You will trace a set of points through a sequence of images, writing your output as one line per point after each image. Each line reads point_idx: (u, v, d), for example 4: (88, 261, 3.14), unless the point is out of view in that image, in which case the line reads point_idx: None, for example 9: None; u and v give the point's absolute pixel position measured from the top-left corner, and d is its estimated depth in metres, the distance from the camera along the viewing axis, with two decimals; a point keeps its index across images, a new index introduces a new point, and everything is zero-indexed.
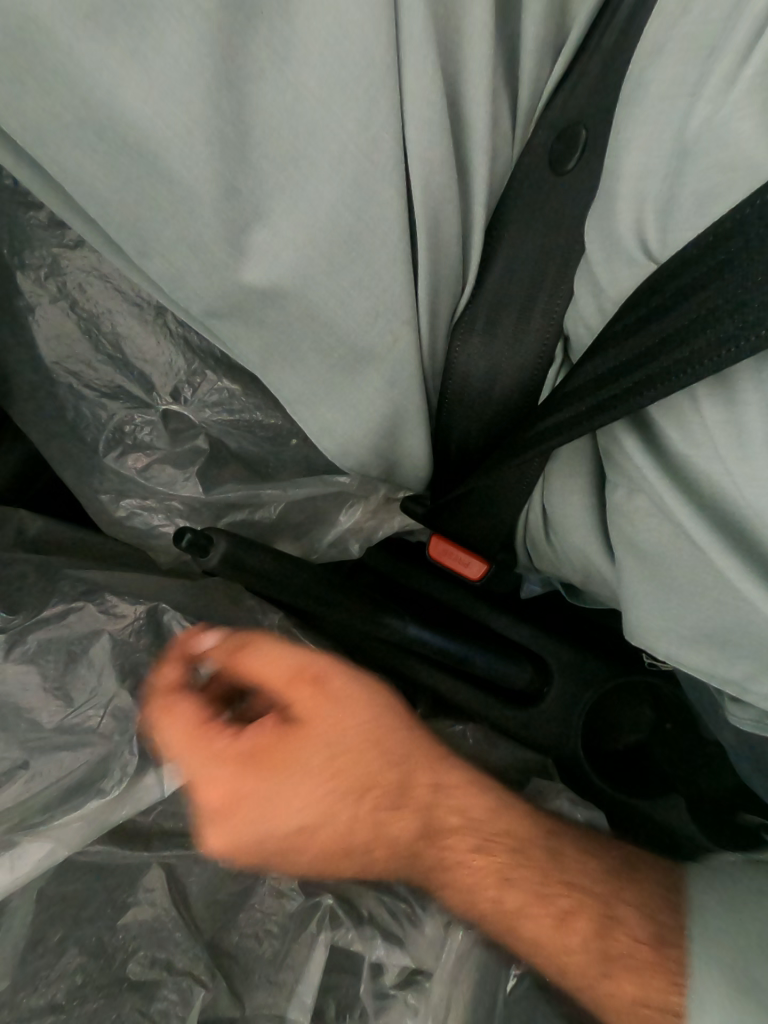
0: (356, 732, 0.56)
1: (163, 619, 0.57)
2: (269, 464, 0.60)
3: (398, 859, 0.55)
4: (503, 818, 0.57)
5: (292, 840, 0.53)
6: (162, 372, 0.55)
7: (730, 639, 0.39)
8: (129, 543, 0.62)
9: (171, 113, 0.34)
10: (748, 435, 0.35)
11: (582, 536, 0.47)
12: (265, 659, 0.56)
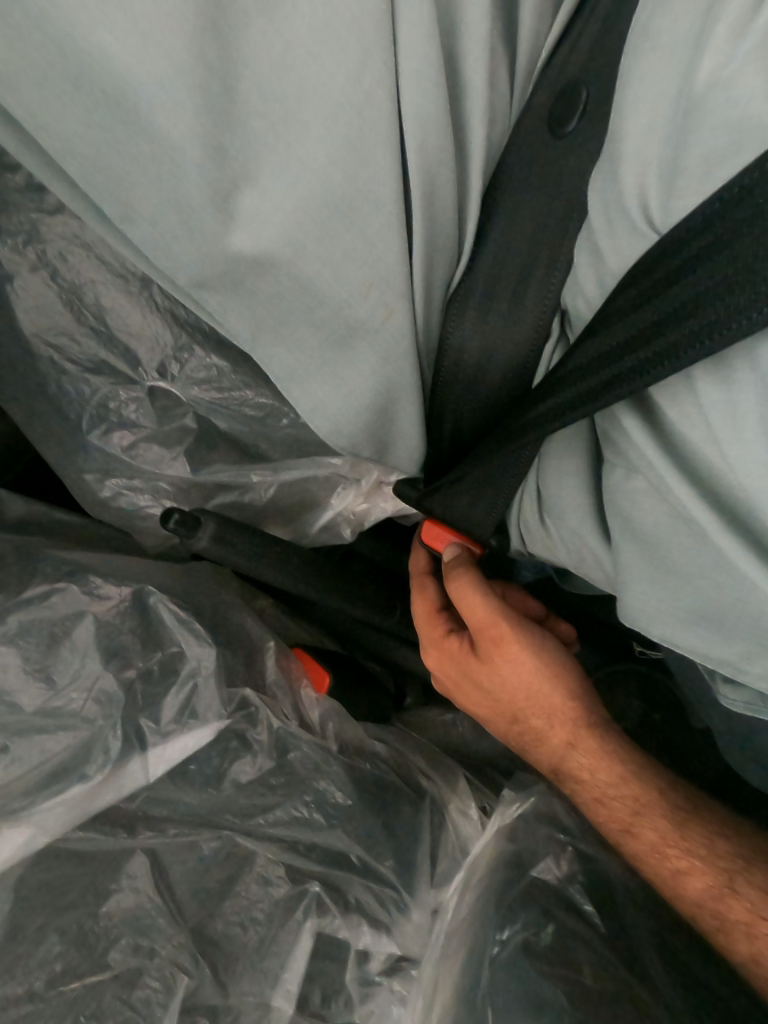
0: (542, 680, 0.56)
1: (148, 601, 0.55)
2: (259, 445, 0.59)
3: (544, 762, 0.58)
4: (620, 776, 0.54)
5: (500, 718, 0.60)
6: (148, 348, 0.54)
7: (727, 622, 0.38)
8: (119, 527, 0.62)
9: (151, 58, 0.32)
10: (748, 411, 0.33)
11: (577, 518, 0.46)
12: (466, 591, 0.53)
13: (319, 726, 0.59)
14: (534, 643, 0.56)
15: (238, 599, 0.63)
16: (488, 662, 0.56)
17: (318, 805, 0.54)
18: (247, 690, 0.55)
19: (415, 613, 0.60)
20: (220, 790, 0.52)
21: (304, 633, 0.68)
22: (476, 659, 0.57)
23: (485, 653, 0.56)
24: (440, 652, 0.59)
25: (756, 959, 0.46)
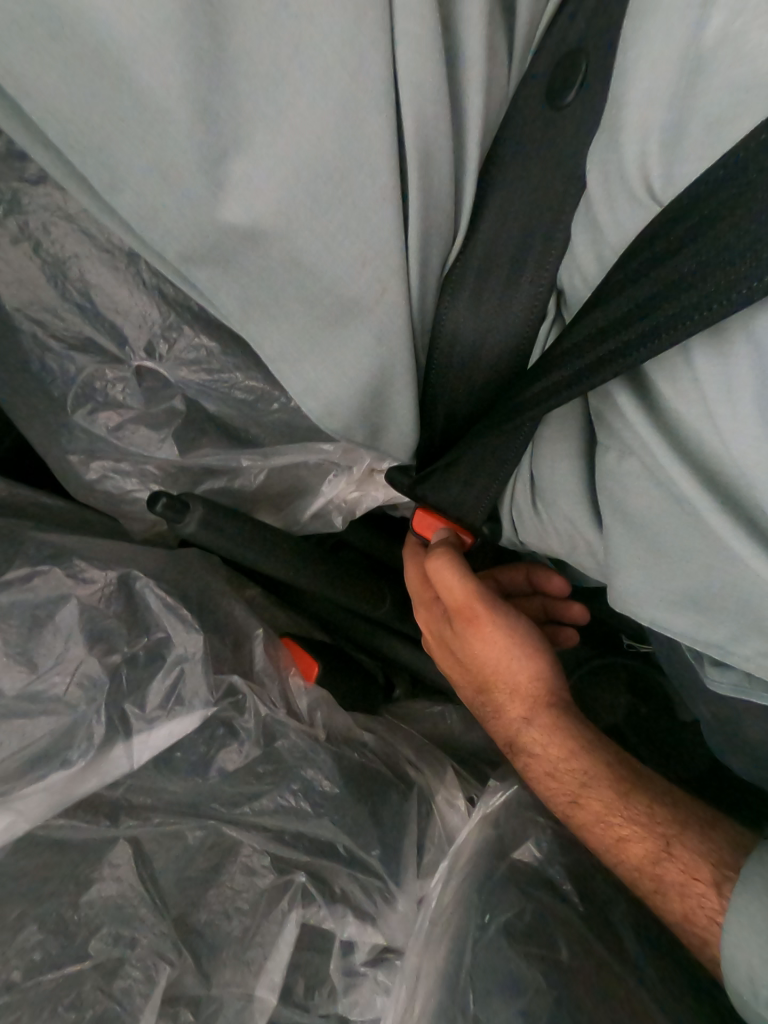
0: (506, 654, 0.56)
1: (134, 586, 0.54)
2: (248, 429, 0.58)
3: (501, 737, 0.58)
4: (571, 751, 0.53)
5: (467, 691, 0.60)
6: (135, 326, 0.52)
7: (714, 605, 0.38)
8: (104, 512, 0.61)
9: (137, 12, 0.30)
10: (743, 388, 0.33)
11: (569, 503, 0.46)
12: (447, 573, 0.52)
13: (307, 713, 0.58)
14: (508, 621, 0.56)
15: (225, 587, 0.62)
16: (457, 633, 0.57)
17: (305, 793, 0.53)
18: (235, 677, 0.55)
19: (408, 574, 0.59)
20: (206, 778, 0.51)
21: (292, 622, 0.67)
22: (445, 631, 0.58)
23: (459, 631, 0.56)
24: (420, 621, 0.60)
25: (690, 918, 0.45)
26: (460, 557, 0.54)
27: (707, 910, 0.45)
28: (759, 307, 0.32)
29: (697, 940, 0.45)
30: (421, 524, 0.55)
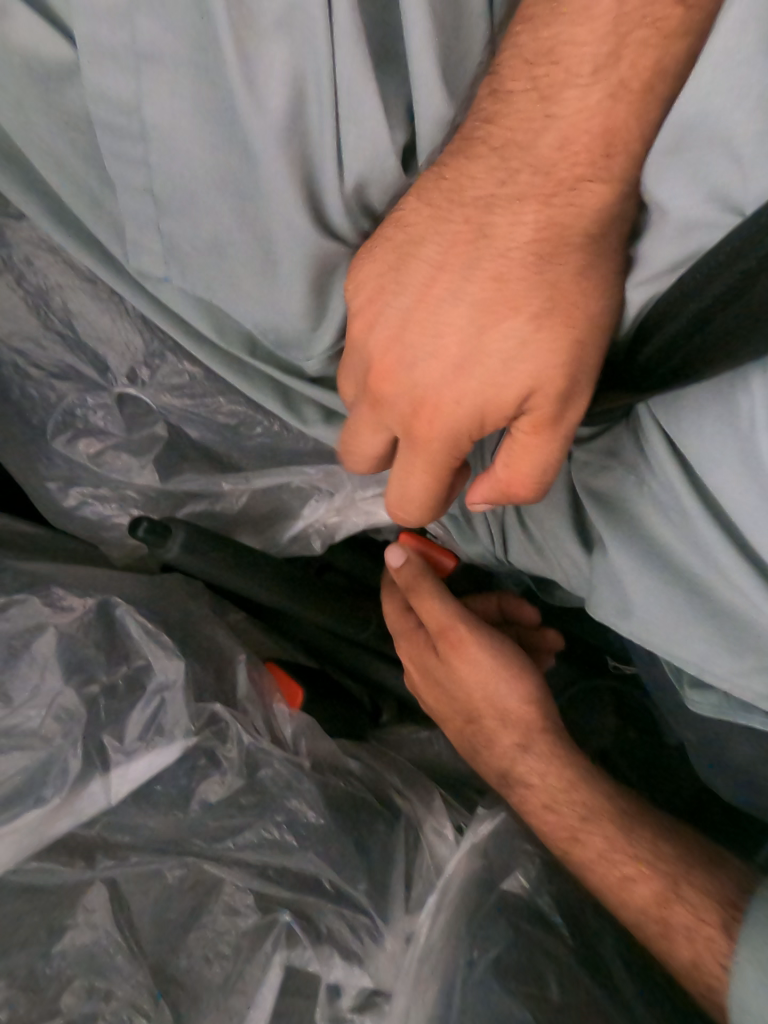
0: (497, 679, 0.57)
1: (114, 613, 0.53)
2: (231, 456, 0.60)
3: (492, 773, 0.57)
4: (570, 781, 0.54)
5: (453, 728, 0.59)
6: (118, 354, 0.53)
7: (685, 623, 0.42)
8: (81, 538, 0.60)
9: (140, 50, 0.35)
10: (728, 450, 0.38)
11: (555, 524, 0.49)
12: (426, 598, 0.57)
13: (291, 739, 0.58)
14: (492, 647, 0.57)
15: (208, 610, 0.61)
16: (441, 665, 0.58)
17: (290, 825, 0.52)
18: (216, 705, 0.54)
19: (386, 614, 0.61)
20: (187, 812, 0.50)
21: (277, 648, 0.66)
22: (428, 664, 0.58)
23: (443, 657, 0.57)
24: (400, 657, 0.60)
25: (699, 965, 0.45)
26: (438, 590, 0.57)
27: (717, 954, 0.45)
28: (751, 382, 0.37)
29: (703, 988, 0.44)
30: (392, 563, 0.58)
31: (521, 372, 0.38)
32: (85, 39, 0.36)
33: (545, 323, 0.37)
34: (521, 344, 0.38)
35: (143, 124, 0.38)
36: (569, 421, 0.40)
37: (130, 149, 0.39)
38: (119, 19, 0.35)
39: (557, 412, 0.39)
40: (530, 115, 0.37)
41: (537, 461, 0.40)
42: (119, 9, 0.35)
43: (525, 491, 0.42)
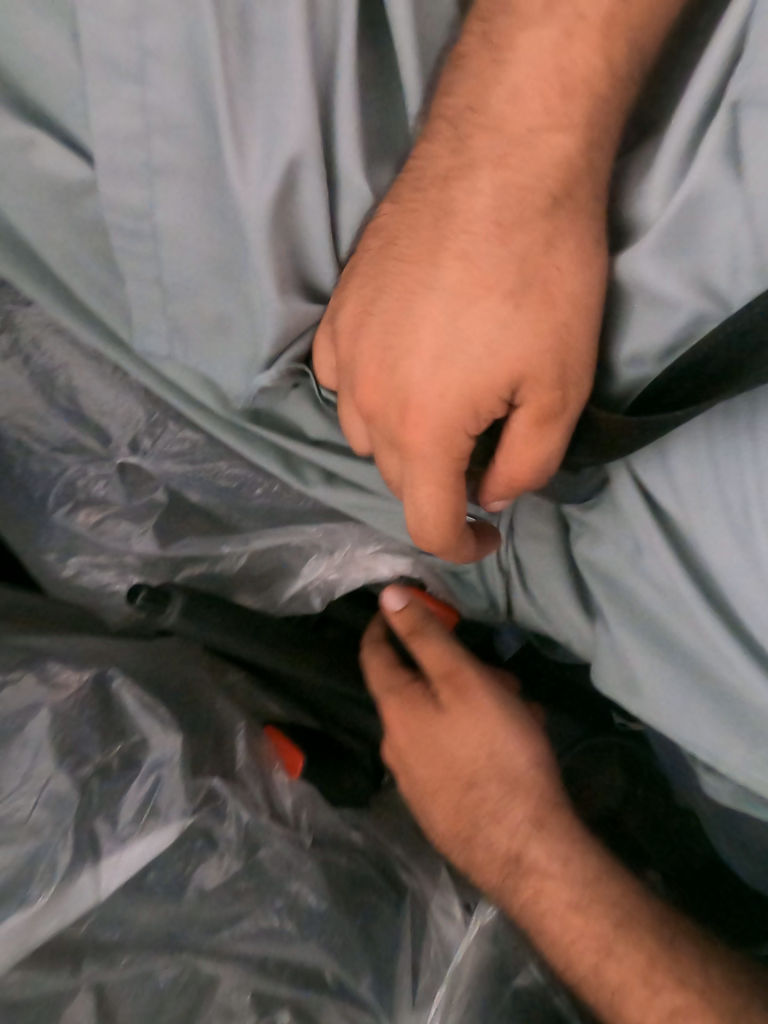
0: (502, 735, 0.53)
1: (111, 686, 0.52)
2: (232, 517, 0.60)
3: (495, 862, 0.50)
4: (594, 879, 0.48)
5: (451, 802, 0.53)
6: (120, 425, 0.54)
7: (689, 702, 0.42)
8: (77, 606, 0.58)
9: (158, 169, 0.37)
10: (724, 540, 0.38)
11: (553, 587, 0.49)
12: (426, 643, 0.54)
13: (292, 807, 0.55)
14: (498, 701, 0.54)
15: (209, 669, 0.59)
16: (442, 723, 0.53)
17: (290, 911, 0.50)
18: (214, 780, 0.52)
19: (374, 669, 0.57)
20: (181, 902, 0.47)
21: (275, 709, 0.59)
22: (427, 721, 0.53)
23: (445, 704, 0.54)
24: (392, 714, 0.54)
25: None
26: (440, 633, 0.55)
27: None
28: (745, 466, 0.36)
29: None
30: (387, 602, 0.56)
31: (509, 355, 0.35)
32: (101, 157, 0.37)
33: (531, 308, 0.35)
34: (507, 332, 0.35)
35: (154, 229, 0.39)
36: (572, 405, 0.36)
37: (141, 246, 0.40)
38: (135, 145, 0.37)
39: (553, 394, 0.35)
40: (489, 120, 0.37)
41: (540, 449, 0.36)
42: (136, 132, 0.36)
43: (527, 484, 0.38)
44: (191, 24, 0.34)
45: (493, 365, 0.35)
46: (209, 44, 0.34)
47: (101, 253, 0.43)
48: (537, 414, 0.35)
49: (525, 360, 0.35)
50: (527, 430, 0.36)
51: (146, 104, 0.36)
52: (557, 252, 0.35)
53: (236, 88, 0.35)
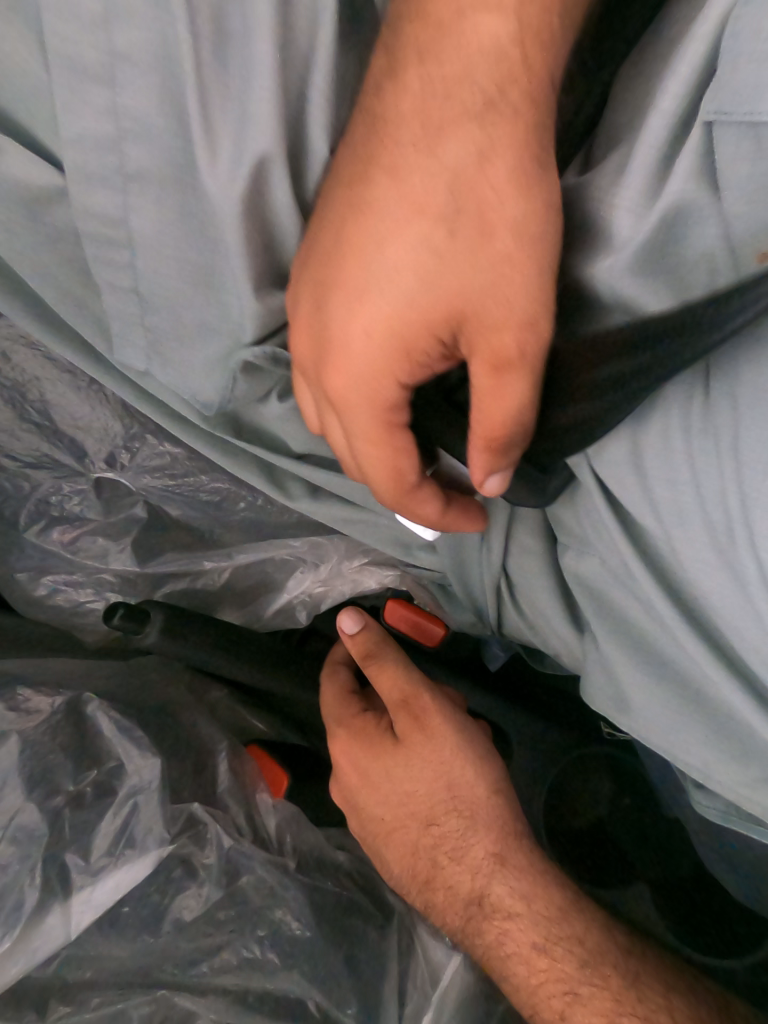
0: (462, 765, 0.52)
1: (86, 711, 0.50)
2: (214, 531, 0.58)
3: (457, 902, 0.50)
4: (559, 915, 0.47)
5: (410, 838, 0.52)
6: (97, 440, 0.53)
7: (683, 723, 0.40)
8: (50, 626, 0.56)
9: (132, 176, 0.36)
10: (706, 552, 0.35)
11: (543, 599, 0.47)
12: (385, 672, 0.54)
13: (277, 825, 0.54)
14: (457, 728, 0.53)
15: (188, 689, 0.58)
16: (399, 761, 0.53)
17: (274, 942, 0.48)
18: (195, 804, 0.51)
19: (327, 702, 0.55)
20: (158, 935, 0.45)
21: (260, 726, 0.59)
22: (381, 761, 0.53)
23: (403, 736, 0.53)
24: (345, 752, 0.54)
25: None
26: (398, 663, 0.54)
27: None
28: (727, 470, 0.33)
29: None
30: (340, 625, 0.56)
31: (457, 296, 0.32)
32: (72, 166, 0.36)
33: (469, 237, 0.31)
34: (449, 268, 0.32)
35: (129, 240, 0.38)
36: (533, 346, 0.32)
37: (115, 255, 0.38)
38: (107, 151, 0.35)
39: (510, 335, 0.31)
40: (417, 15, 0.32)
41: (504, 400, 0.32)
42: (107, 139, 0.35)
43: (499, 443, 0.34)
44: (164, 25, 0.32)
45: (441, 309, 0.32)
46: (183, 43, 0.32)
47: (74, 265, 0.41)
48: (488, 360, 0.32)
49: (473, 301, 0.32)
50: (485, 381, 0.32)
51: (117, 109, 0.34)
52: (501, 171, 0.31)
53: (209, 88, 0.33)
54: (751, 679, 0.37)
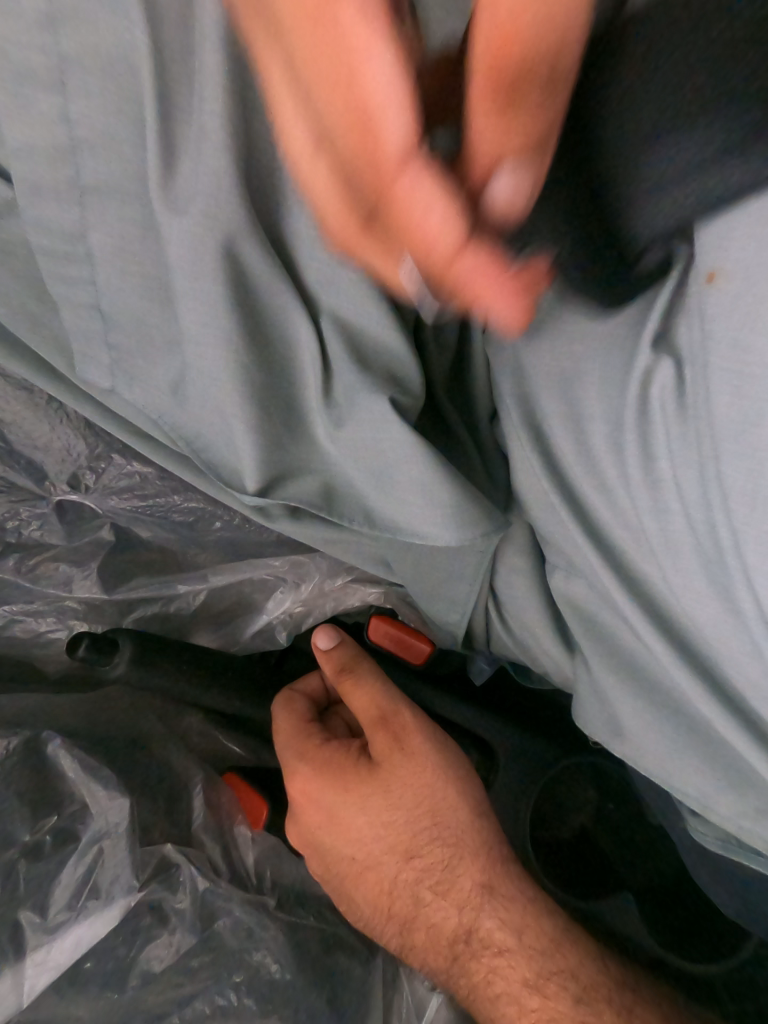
0: (441, 788, 0.49)
1: (45, 752, 0.48)
2: (187, 552, 0.55)
3: (439, 943, 0.47)
4: (552, 944, 0.46)
5: (384, 876, 0.49)
6: (57, 460, 0.50)
7: (679, 750, 0.39)
8: (9, 660, 0.52)
9: (84, 184, 0.32)
10: (695, 578, 0.33)
11: (531, 616, 0.45)
12: (357, 690, 0.51)
13: (256, 860, 0.52)
14: (439, 746, 0.50)
15: (161, 716, 0.55)
16: (373, 792, 0.49)
17: (250, 988, 0.44)
18: (167, 847, 0.48)
19: (282, 733, 0.51)
20: (124, 991, 0.42)
21: (238, 751, 0.56)
22: (351, 793, 0.49)
23: (377, 760, 0.50)
24: (303, 790, 0.49)
25: None
26: (375, 678, 0.52)
27: None
28: (714, 496, 0.30)
29: None
30: (316, 642, 0.54)
31: None
32: (20, 176, 0.33)
33: None
34: None
35: (84, 252, 0.35)
36: None
37: (68, 266, 0.35)
38: (59, 158, 0.32)
39: None
40: None
41: None
42: (58, 147, 0.32)
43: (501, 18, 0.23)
44: (120, 29, 0.29)
45: None
46: (141, 52, 0.29)
47: (30, 282, 0.38)
48: None
49: None
50: None
51: (66, 116, 0.31)
52: None
53: (170, 97, 0.30)
54: (747, 712, 0.35)
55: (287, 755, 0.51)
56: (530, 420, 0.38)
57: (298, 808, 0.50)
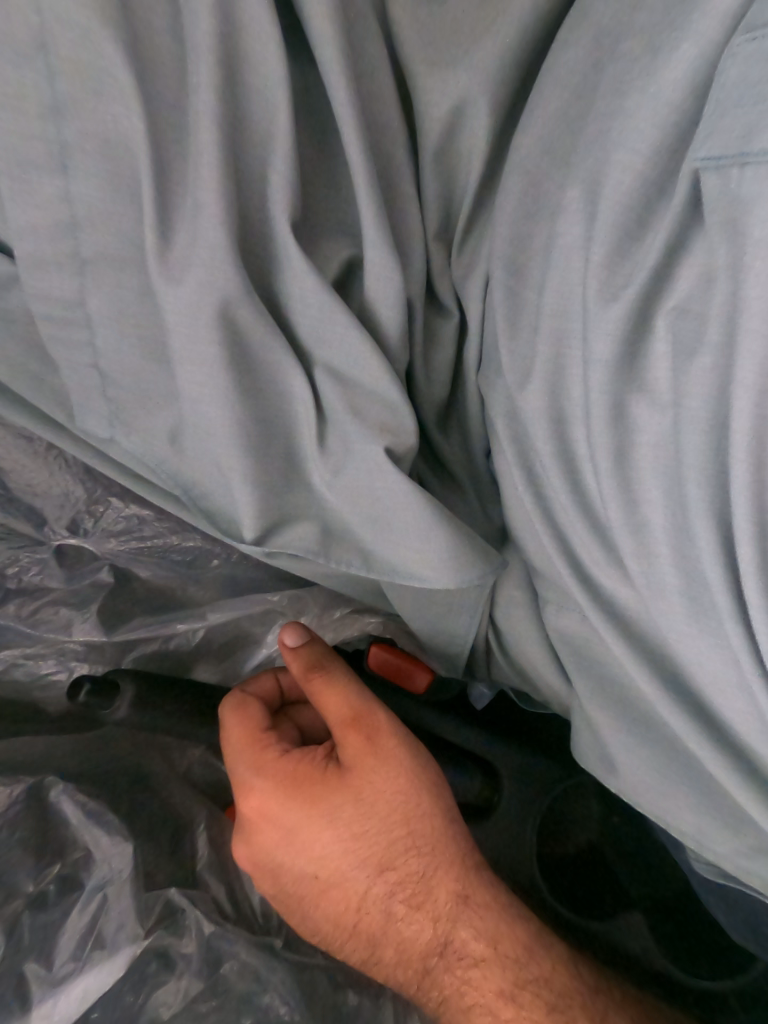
0: (415, 800, 0.47)
1: (48, 800, 0.48)
2: (186, 590, 0.56)
3: (411, 957, 0.47)
4: (527, 950, 0.47)
5: (348, 895, 0.46)
6: (56, 505, 0.51)
7: (681, 782, 0.39)
8: (9, 704, 0.52)
9: (81, 250, 0.33)
10: (676, 601, 0.34)
11: (529, 649, 0.45)
12: (326, 692, 0.47)
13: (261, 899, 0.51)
14: (413, 752, 0.48)
15: (162, 754, 0.54)
16: (341, 805, 0.45)
17: None
18: (171, 890, 0.48)
19: (232, 739, 0.48)
20: None
21: None
22: (321, 809, 0.45)
23: (345, 768, 0.46)
24: (258, 805, 0.46)
25: None
26: (345, 682, 0.48)
27: None
28: (701, 531, 0.32)
29: None
30: (283, 639, 0.50)
31: None
32: (20, 243, 0.34)
33: None
34: None
35: (82, 314, 0.35)
36: None
37: (66, 326, 0.36)
38: (57, 226, 0.33)
39: None
40: None
41: None
42: (57, 216, 0.33)
43: None
44: (119, 111, 0.31)
45: None
46: (138, 135, 0.31)
47: (30, 340, 0.39)
48: None
49: None
50: None
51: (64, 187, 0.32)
52: None
53: (168, 171, 0.32)
54: (739, 744, 0.36)
55: (238, 766, 0.46)
56: (522, 458, 0.39)
57: (249, 821, 0.46)
